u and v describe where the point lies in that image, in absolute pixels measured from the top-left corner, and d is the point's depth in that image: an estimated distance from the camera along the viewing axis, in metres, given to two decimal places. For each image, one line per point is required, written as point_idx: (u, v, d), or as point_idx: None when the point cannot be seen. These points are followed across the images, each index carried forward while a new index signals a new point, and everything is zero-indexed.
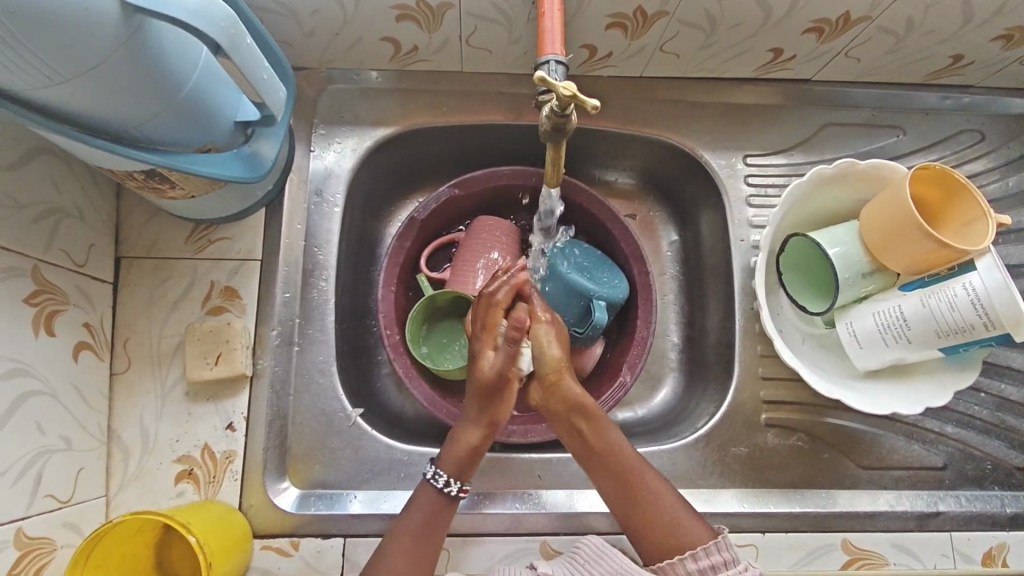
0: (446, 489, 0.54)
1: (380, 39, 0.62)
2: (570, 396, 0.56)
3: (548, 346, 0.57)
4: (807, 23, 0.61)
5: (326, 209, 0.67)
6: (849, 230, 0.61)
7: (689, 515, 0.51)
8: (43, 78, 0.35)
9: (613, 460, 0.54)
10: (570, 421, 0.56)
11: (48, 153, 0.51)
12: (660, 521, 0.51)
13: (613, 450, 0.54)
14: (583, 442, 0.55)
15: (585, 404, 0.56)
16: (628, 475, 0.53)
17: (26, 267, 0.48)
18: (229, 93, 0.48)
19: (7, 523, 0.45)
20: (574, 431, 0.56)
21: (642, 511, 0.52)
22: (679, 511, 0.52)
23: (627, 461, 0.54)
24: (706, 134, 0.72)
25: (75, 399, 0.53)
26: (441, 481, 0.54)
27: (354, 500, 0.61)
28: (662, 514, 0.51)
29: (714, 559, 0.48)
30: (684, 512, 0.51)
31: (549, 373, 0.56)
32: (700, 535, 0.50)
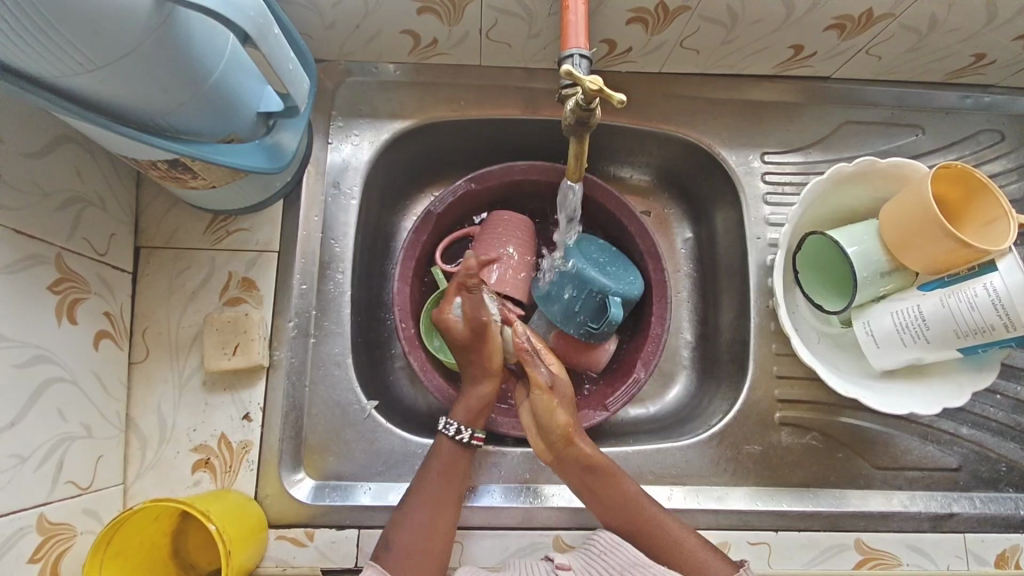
0: (458, 437, 0.59)
1: (400, 31, 0.62)
2: (582, 457, 0.58)
3: (554, 410, 0.59)
4: (828, 20, 0.61)
5: (343, 201, 0.67)
6: (868, 229, 0.61)
7: (708, 551, 0.54)
8: (73, 65, 0.36)
9: (631, 510, 0.56)
10: (584, 478, 0.57)
11: (71, 142, 0.51)
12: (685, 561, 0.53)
13: (629, 499, 0.56)
14: (598, 497, 0.57)
15: (597, 464, 0.58)
16: (649, 522, 0.55)
17: (48, 254, 0.48)
18: (253, 83, 0.48)
19: (30, 508, 0.45)
20: (587, 488, 0.57)
21: (667, 555, 0.54)
22: (700, 550, 0.54)
23: (646, 509, 0.56)
24: (724, 131, 0.72)
25: (95, 386, 0.53)
26: (453, 429, 0.59)
27: (365, 492, 0.61)
28: (686, 553, 0.53)
29: None
30: (706, 550, 0.54)
31: (558, 436, 0.58)
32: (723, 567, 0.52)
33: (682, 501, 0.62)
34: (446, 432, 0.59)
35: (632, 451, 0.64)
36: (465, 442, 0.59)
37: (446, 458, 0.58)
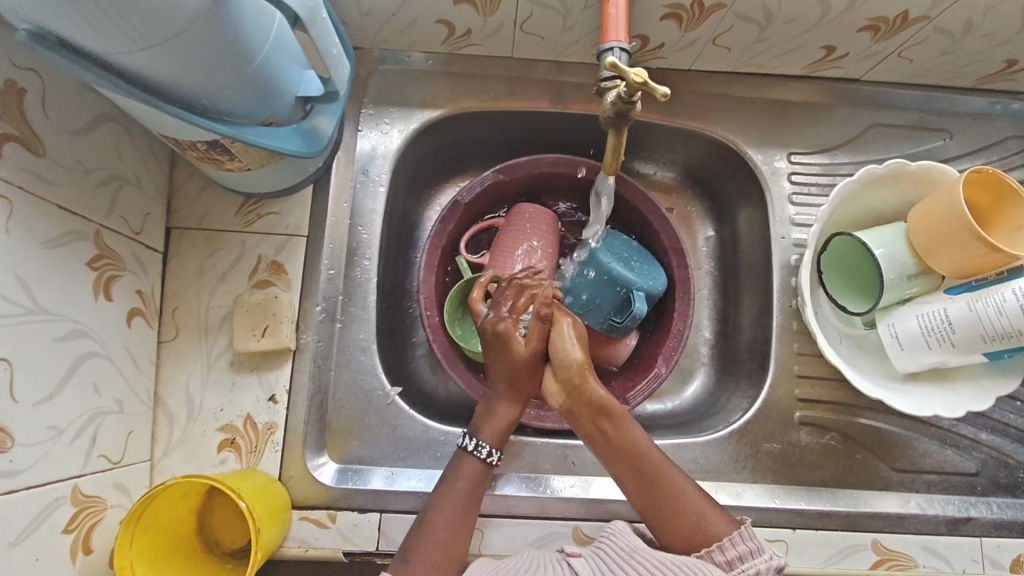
0: (487, 459, 0.55)
1: (435, 21, 0.62)
2: (595, 396, 0.56)
3: (570, 347, 0.56)
4: (863, 20, 0.61)
5: (371, 188, 0.67)
6: (896, 231, 0.61)
7: (712, 508, 0.53)
8: (128, 43, 0.36)
9: (636, 458, 0.54)
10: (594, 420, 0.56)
11: (111, 120, 0.52)
12: (686, 517, 0.52)
13: (638, 450, 0.54)
14: (605, 440, 0.55)
15: (609, 406, 0.56)
16: (655, 472, 0.54)
17: (88, 231, 0.49)
18: (295, 67, 0.48)
19: (66, 480, 0.46)
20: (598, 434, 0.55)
21: (664, 509, 0.53)
22: (702, 504, 0.53)
23: (653, 461, 0.54)
24: (751, 130, 0.72)
25: (127, 362, 0.54)
26: (474, 447, 0.56)
27: (379, 476, 0.61)
28: (684, 508, 0.52)
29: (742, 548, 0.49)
30: (710, 508, 0.53)
31: (574, 375, 0.56)
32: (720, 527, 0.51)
33: None
34: (471, 450, 0.56)
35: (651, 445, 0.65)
36: (491, 462, 0.56)
37: (463, 468, 0.55)
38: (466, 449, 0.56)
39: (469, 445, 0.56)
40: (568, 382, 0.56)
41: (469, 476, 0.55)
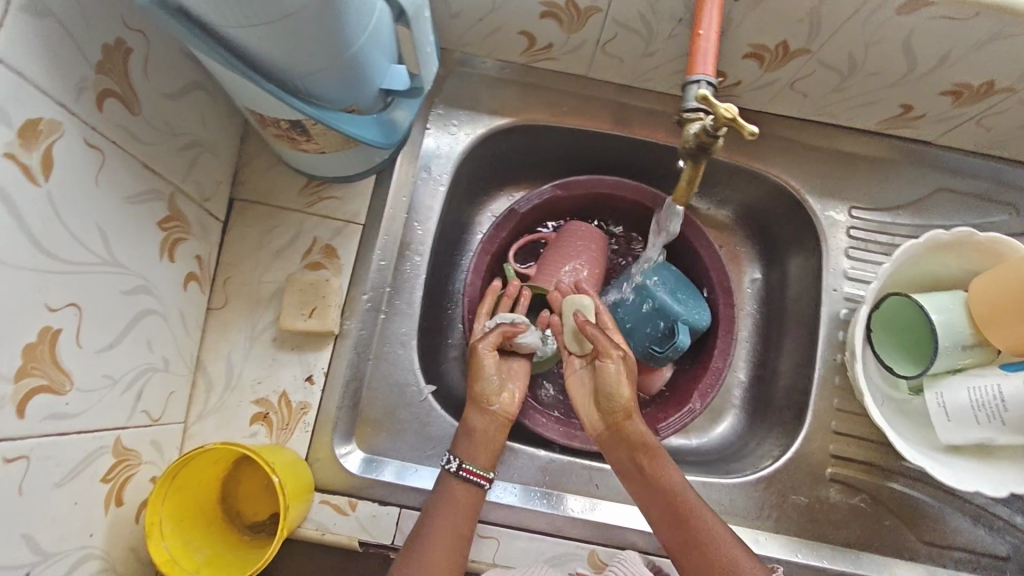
0: (446, 466, 0.57)
1: (519, 32, 0.63)
2: (637, 435, 0.57)
3: (619, 386, 0.58)
4: (948, 83, 0.60)
5: (432, 187, 0.69)
6: (957, 298, 0.60)
7: (743, 551, 0.52)
8: (240, 17, 0.37)
9: (675, 504, 0.54)
10: (633, 458, 0.57)
11: (200, 88, 0.53)
12: (716, 560, 0.52)
13: (672, 489, 0.55)
14: (642, 478, 0.56)
15: (652, 446, 0.57)
16: (689, 515, 0.54)
17: (165, 191, 0.50)
18: (386, 60, 0.49)
19: (110, 430, 0.46)
20: (636, 471, 0.57)
21: (702, 560, 0.52)
22: (734, 549, 0.52)
23: (690, 506, 0.54)
24: (815, 178, 0.71)
25: (178, 324, 0.55)
26: (446, 458, 0.58)
27: (389, 468, 0.61)
28: (721, 554, 0.52)
29: None
30: (742, 552, 0.52)
31: (616, 410, 0.58)
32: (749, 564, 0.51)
33: None
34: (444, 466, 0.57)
35: None
36: (451, 471, 0.57)
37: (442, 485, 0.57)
38: (448, 470, 0.57)
39: (447, 461, 0.58)
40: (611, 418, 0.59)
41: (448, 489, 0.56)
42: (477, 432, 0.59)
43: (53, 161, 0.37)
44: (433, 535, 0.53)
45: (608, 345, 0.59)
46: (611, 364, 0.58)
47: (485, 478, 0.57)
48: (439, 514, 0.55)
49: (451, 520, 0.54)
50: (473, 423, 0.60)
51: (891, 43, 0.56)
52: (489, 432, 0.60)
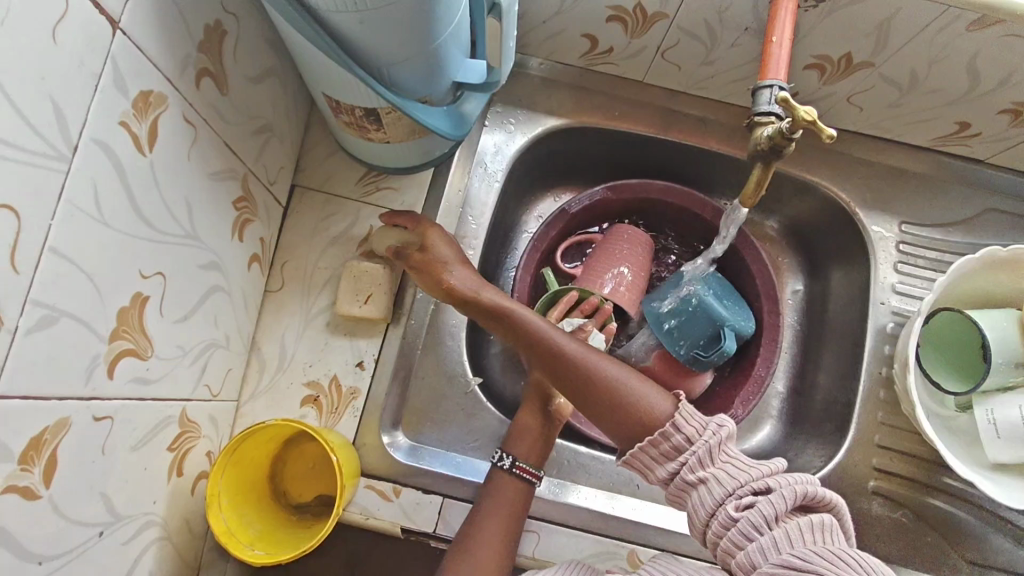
0: (499, 463, 0.59)
1: (582, 34, 0.64)
2: (529, 325, 0.58)
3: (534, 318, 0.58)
4: (1007, 103, 0.60)
5: (487, 183, 0.69)
6: (1011, 315, 0.59)
7: (642, 384, 0.53)
8: (346, 2, 0.38)
9: (560, 369, 0.56)
10: (526, 343, 0.58)
11: (275, 75, 0.55)
12: (630, 420, 0.51)
13: (555, 349, 0.56)
14: (527, 349, 0.58)
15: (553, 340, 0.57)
16: (587, 371, 0.55)
17: (240, 172, 0.51)
18: (464, 54, 0.50)
19: (178, 400, 0.48)
20: (521, 346, 0.59)
21: (630, 425, 0.51)
22: (630, 380, 0.53)
23: (543, 344, 0.57)
24: (865, 192, 0.72)
25: (240, 303, 0.56)
26: (498, 456, 0.59)
27: (429, 456, 0.62)
28: (615, 400, 0.53)
29: (688, 431, 0.49)
30: (644, 387, 0.53)
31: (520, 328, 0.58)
32: (633, 413, 0.51)
33: None
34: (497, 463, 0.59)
35: None
36: (505, 468, 0.58)
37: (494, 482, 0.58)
38: (500, 466, 0.59)
39: (499, 459, 0.59)
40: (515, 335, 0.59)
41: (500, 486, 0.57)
42: (529, 432, 0.61)
43: (157, 133, 0.38)
44: (486, 535, 0.54)
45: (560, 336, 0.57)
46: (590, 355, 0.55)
47: (537, 474, 0.59)
48: (490, 509, 0.56)
49: (500, 514, 0.55)
50: (524, 422, 0.62)
51: (955, 60, 0.57)
52: (540, 431, 0.61)
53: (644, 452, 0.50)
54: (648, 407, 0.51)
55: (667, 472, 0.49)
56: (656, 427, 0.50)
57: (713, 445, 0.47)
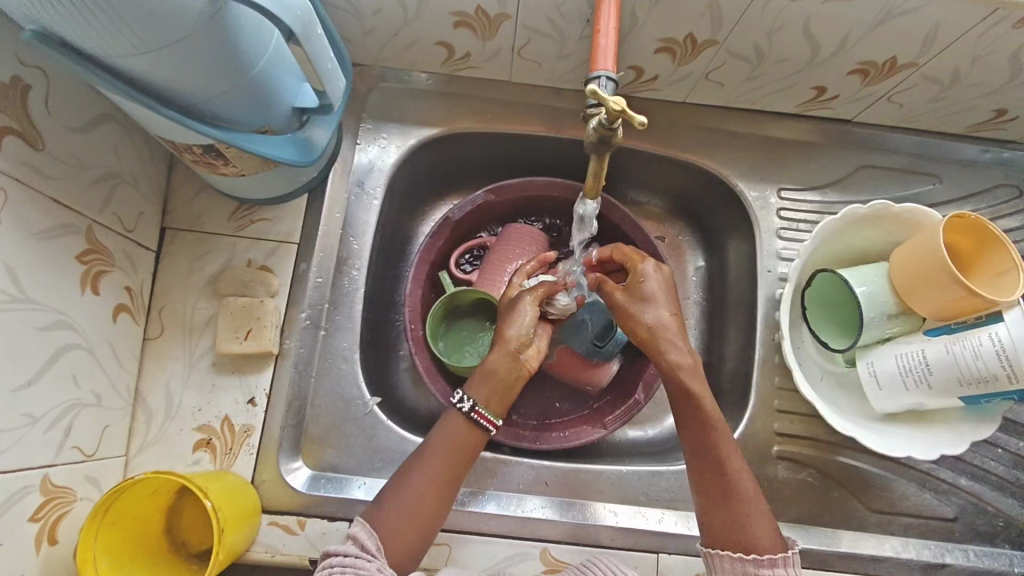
0: (460, 406, 0.55)
1: (436, 43, 0.64)
2: (687, 381, 0.55)
3: (655, 296, 0.57)
4: (852, 64, 0.62)
5: (365, 201, 0.69)
6: (880, 270, 0.62)
7: (769, 523, 0.52)
8: (127, 46, 0.38)
9: (726, 487, 0.53)
10: (682, 400, 0.55)
11: (112, 121, 0.54)
12: (730, 530, 0.51)
13: (718, 440, 0.54)
14: (691, 422, 0.55)
15: (716, 433, 0.54)
16: (731, 472, 0.53)
17: (80, 225, 0.50)
18: (293, 80, 0.50)
19: (36, 468, 0.46)
20: (683, 409, 0.56)
21: (723, 532, 0.52)
22: (760, 513, 0.52)
23: (729, 462, 0.53)
24: (743, 164, 0.73)
25: (109, 357, 0.55)
26: (459, 398, 0.55)
27: (359, 487, 0.61)
28: (735, 515, 0.52)
29: (778, 570, 0.50)
30: (768, 527, 0.52)
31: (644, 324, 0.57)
32: (771, 542, 0.51)
33: (672, 527, 0.62)
34: (455, 404, 0.55)
35: (626, 471, 0.65)
36: (462, 410, 0.55)
37: (445, 421, 0.55)
38: (459, 409, 0.55)
39: (459, 401, 0.55)
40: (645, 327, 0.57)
41: (449, 426, 0.55)
42: (497, 375, 0.56)
43: None
44: (422, 479, 0.52)
45: (670, 306, 0.58)
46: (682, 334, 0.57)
47: (494, 425, 0.55)
48: (433, 452, 0.54)
49: (442, 456, 0.53)
50: (494, 362, 0.56)
51: (789, 29, 0.58)
52: (507, 378, 0.56)
53: (728, 561, 0.51)
54: (771, 534, 0.51)
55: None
56: (764, 554, 0.50)
57: None
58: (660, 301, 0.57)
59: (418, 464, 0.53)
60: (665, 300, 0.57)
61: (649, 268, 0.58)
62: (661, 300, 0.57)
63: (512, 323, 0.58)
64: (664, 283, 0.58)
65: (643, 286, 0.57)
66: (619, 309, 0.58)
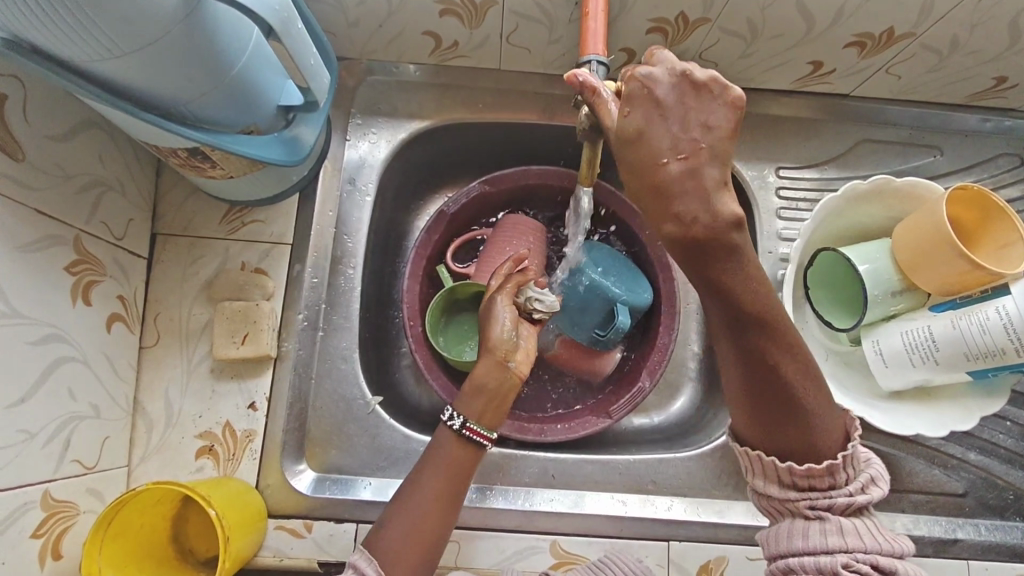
0: (451, 423, 0.54)
1: (422, 33, 0.63)
2: (724, 283, 0.37)
3: (669, 132, 0.35)
4: (849, 36, 0.61)
5: (357, 198, 0.68)
6: (883, 246, 0.61)
7: (825, 416, 0.43)
8: (100, 50, 0.36)
9: (776, 389, 0.41)
10: (718, 300, 0.39)
11: (95, 127, 0.53)
12: (778, 430, 0.43)
13: (766, 342, 0.40)
14: (729, 323, 0.40)
15: (769, 325, 0.39)
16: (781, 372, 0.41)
17: (67, 235, 0.49)
18: (276, 78, 0.49)
19: (35, 483, 0.46)
20: (723, 310, 0.39)
21: (767, 430, 0.43)
22: (816, 409, 0.42)
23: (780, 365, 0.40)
24: (740, 144, 0.72)
25: (105, 368, 0.54)
26: (449, 415, 0.54)
27: (366, 487, 0.61)
28: (785, 414, 0.42)
29: (836, 477, 0.43)
30: (824, 419, 0.43)
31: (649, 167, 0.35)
32: (826, 439, 0.43)
33: (681, 514, 0.62)
34: (445, 421, 0.54)
35: (634, 459, 0.65)
36: (454, 429, 0.54)
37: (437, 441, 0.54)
38: (448, 425, 0.54)
39: (451, 418, 0.54)
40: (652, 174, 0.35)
41: (442, 446, 0.54)
42: (487, 389, 0.55)
43: None
44: (420, 501, 0.51)
45: (677, 130, 0.35)
46: (704, 170, 0.35)
47: (488, 438, 0.54)
48: (428, 474, 0.52)
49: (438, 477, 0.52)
50: (483, 377, 0.55)
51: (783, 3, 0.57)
52: (499, 390, 0.55)
53: (770, 469, 0.44)
54: (829, 439, 0.43)
55: (779, 492, 0.44)
56: (813, 454, 0.43)
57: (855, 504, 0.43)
58: (657, 119, 0.35)
59: (414, 488, 0.51)
60: (653, 118, 0.36)
61: (643, 69, 0.36)
62: (676, 136, 0.35)
63: (490, 331, 0.57)
64: (662, 93, 0.36)
65: (629, 87, 0.36)
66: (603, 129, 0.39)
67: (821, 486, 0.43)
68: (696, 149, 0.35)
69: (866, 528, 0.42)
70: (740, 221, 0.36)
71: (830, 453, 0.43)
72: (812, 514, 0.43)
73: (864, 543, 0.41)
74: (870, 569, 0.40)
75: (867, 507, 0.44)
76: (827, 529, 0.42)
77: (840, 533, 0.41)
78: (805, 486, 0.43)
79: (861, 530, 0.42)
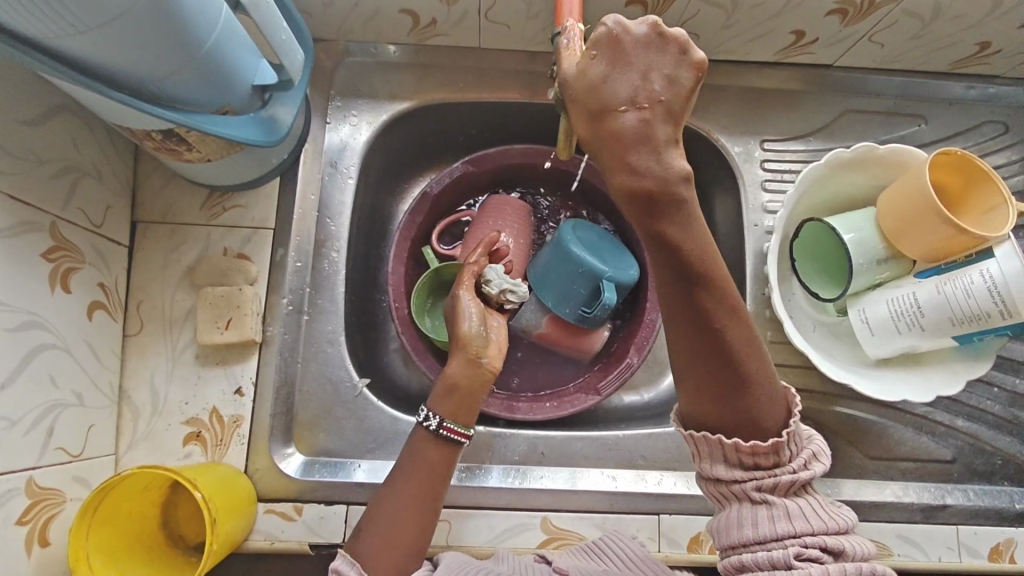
0: (427, 425, 0.54)
1: (399, 11, 0.62)
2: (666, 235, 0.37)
3: (626, 82, 0.36)
4: (830, 4, 0.60)
5: (340, 181, 0.67)
6: (867, 217, 0.60)
7: (766, 388, 0.42)
8: (63, 25, 0.36)
9: (717, 354, 0.41)
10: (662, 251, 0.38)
11: (68, 113, 0.52)
12: (718, 400, 0.42)
13: (710, 301, 0.39)
14: (672, 277, 0.39)
15: (710, 282, 0.39)
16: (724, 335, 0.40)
17: (43, 222, 0.49)
18: (249, 57, 0.48)
19: (19, 471, 0.46)
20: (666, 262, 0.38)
21: (708, 399, 0.43)
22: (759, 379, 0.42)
23: (723, 328, 0.40)
24: (724, 118, 0.71)
25: (88, 355, 0.54)
26: (424, 416, 0.55)
27: (358, 469, 0.61)
28: (727, 382, 0.41)
29: (777, 455, 0.42)
30: (765, 393, 0.42)
31: (604, 114, 0.36)
32: (769, 412, 0.42)
33: (672, 488, 0.62)
34: (420, 421, 0.55)
35: (623, 435, 0.65)
36: (433, 431, 0.54)
37: (413, 442, 0.54)
38: (426, 427, 0.55)
39: (424, 419, 0.55)
40: (604, 121, 0.36)
41: (418, 447, 0.54)
42: (461, 386, 0.57)
43: None
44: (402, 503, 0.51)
45: (637, 81, 0.36)
46: (658, 123, 0.36)
47: (466, 435, 0.55)
48: (408, 474, 0.53)
49: (417, 478, 0.52)
50: (456, 375, 0.57)
51: None
52: (472, 386, 0.57)
53: (714, 443, 0.43)
54: (773, 413, 0.42)
55: (726, 474, 0.43)
56: (755, 427, 0.42)
57: (799, 481, 0.42)
58: (620, 65, 0.36)
59: (394, 488, 0.52)
60: (615, 64, 0.37)
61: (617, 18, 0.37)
62: (636, 86, 0.36)
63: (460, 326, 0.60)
64: (629, 42, 0.37)
65: (597, 32, 0.37)
66: (561, 72, 0.39)
67: (766, 465, 0.43)
68: (654, 101, 0.36)
69: (810, 506, 0.42)
70: (688, 176, 0.36)
71: (774, 428, 0.43)
72: (760, 497, 0.42)
73: (810, 525, 0.41)
74: (820, 552, 0.40)
75: (810, 483, 0.43)
76: (774, 515, 0.42)
77: (788, 516, 0.41)
78: (750, 465, 0.43)
79: (807, 510, 0.42)
